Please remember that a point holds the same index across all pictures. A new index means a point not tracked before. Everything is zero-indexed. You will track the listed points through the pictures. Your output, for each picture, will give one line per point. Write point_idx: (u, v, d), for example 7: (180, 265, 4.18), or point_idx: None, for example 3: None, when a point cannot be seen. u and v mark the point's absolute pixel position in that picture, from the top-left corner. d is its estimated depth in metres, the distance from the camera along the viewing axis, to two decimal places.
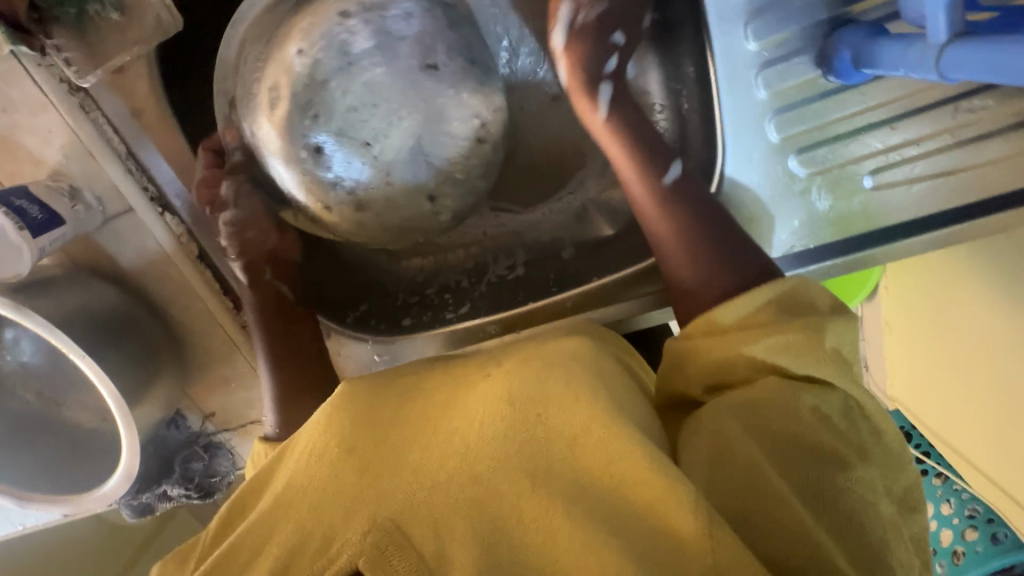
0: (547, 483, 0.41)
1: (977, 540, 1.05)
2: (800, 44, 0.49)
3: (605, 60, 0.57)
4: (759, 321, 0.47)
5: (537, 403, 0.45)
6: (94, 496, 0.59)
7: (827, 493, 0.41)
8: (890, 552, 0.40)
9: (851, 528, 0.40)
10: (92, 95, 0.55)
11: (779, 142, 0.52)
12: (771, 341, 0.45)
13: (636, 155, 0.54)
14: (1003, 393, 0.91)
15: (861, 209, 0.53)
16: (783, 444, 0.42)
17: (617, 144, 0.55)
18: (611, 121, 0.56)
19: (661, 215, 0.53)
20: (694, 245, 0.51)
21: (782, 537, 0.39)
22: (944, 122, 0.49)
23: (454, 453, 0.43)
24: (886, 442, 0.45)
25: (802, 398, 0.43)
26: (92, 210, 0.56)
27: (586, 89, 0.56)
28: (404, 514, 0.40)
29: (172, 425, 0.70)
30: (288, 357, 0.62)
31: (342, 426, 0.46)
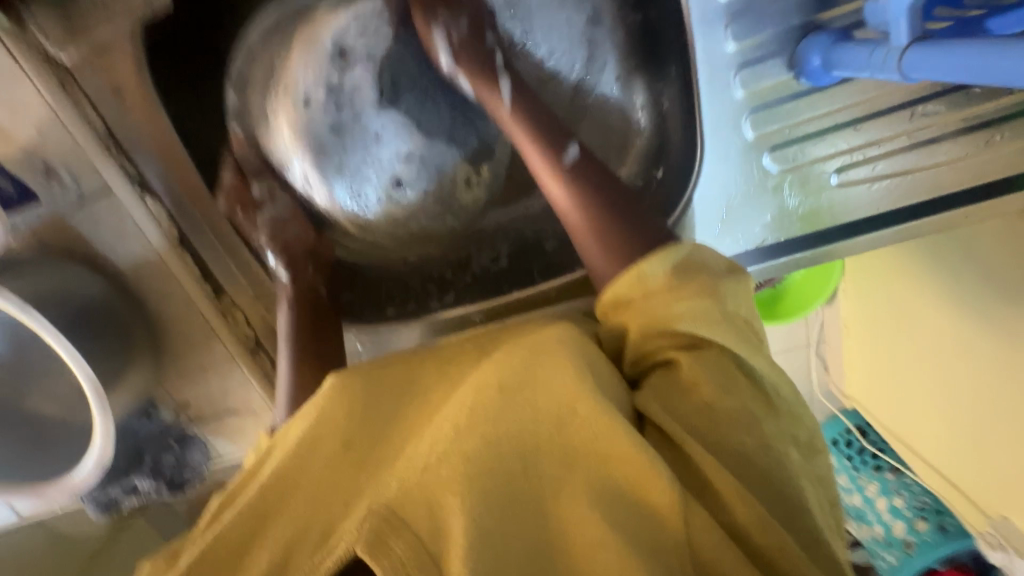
0: (542, 465, 0.42)
1: (928, 530, 1.11)
2: (773, 48, 0.52)
3: (491, 58, 0.61)
4: (663, 289, 0.48)
5: (525, 385, 0.44)
6: (62, 487, 0.57)
7: (750, 456, 0.43)
8: (800, 503, 0.42)
9: (790, 498, 0.42)
10: (71, 72, 0.53)
11: (753, 140, 0.55)
12: (675, 312, 0.46)
13: (541, 138, 0.58)
14: (950, 387, 0.99)
15: (828, 205, 0.56)
16: (700, 409, 0.44)
17: (522, 129, 0.59)
18: (515, 109, 0.60)
19: (569, 201, 0.56)
20: (600, 218, 0.55)
21: (719, 499, 0.41)
22: (901, 125, 0.53)
23: (444, 434, 0.43)
24: (788, 397, 0.47)
25: (715, 364, 0.45)
26: (67, 190, 0.55)
27: (486, 81, 0.60)
28: (397, 497, 0.41)
29: (143, 417, 0.67)
30: (300, 348, 0.63)
31: (335, 410, 0.47)
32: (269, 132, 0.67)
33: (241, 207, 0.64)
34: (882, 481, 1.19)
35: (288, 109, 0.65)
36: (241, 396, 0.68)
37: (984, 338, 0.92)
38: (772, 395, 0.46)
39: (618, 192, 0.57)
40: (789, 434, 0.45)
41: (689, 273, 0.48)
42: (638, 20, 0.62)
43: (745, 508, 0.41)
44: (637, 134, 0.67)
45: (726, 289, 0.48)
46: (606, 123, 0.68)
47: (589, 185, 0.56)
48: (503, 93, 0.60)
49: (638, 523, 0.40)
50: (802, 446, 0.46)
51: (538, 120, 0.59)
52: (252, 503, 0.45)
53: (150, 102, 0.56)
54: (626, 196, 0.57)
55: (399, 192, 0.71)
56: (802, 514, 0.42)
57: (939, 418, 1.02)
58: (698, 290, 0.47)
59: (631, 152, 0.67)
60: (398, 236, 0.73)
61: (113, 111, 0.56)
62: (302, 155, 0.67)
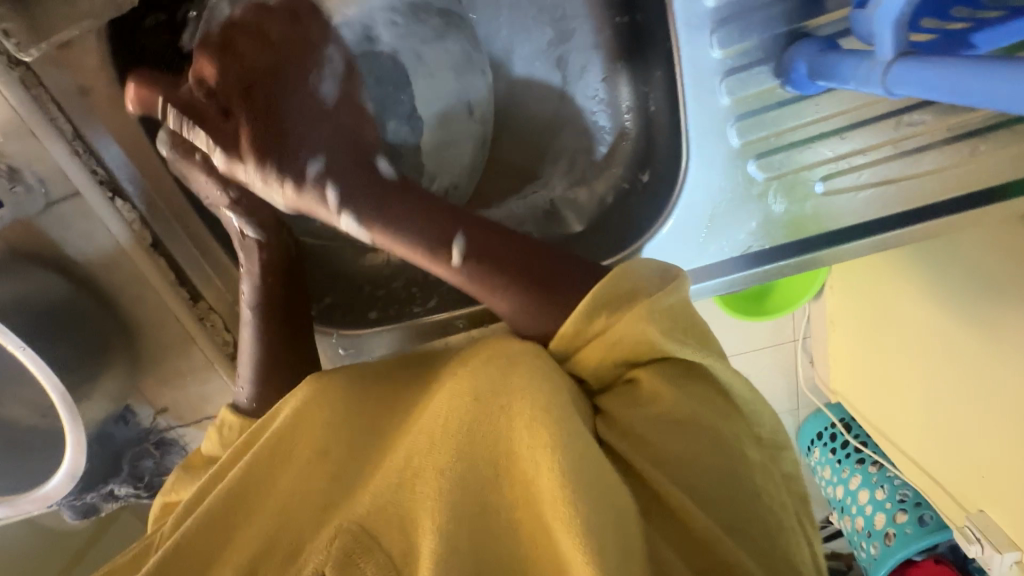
0: (513, 475, 0.41)
1: (907, 522, 1.13)
2: (761, 54, 0.51)
3: (308, 178, 0.51)
4: (601, 328, 0.43)
5: (500, 392, 0.43)
6: (35, 497, 0.56)
7: (700, 464, 0.42)
8: (763, 507, 0.42)
9: (745, 502, 0.41)
10: (33, 70, 0.51)
11: (739, 147, 0.54)
12: (623, 339, 0.42)
13: (422, 248, 0.49)
14: (934, 386, 0.99)
15: (812, 212, 0.56)
16: (650, 427, 0.42)
17: (398, 245, 0.50)
18: (374, 231, 0.50)
19: (472, 281, 0.48)
20: (509, 290, 0.47)
21: (668, 510, 0.41)
22: (887, 134, 0.53)
23: (420, 447, 0.43)
24: (743, 390, 0.44)
25: (665, 377, 0.43)
26: (32, 192, 0.52)
27: (305, 191, 0.51)
28: (369, 518, 0.42)
29: (120, 422, 0.66)
30: (272, 331, 0.58)
31: (315, 416, 0.47)
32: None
33: (204, 150, 0.53)
34: (865, 474, 1.21)
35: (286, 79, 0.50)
36: (220, 402, 0.67)
37: (966, 336, 0.93)
38: (727, 394, 0.44)
39: (528, 265, 0.47)
40: (747, 432, 0.44)
41: (617, 305, 0.43)
42: (627, 21, 0.61)
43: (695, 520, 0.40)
44: (624, 137, 0.65)
45: (669, 304, 0.43)
46: (589, 125, 0.67)
47: (493, 267, 0.47)
48: (346, 216, 0.51)
49: (604, 516, 0.38)
50: (762, 444, 0.44)
51: (397, 216, 0.50)
52: (218, 520, 0.46)
53: (119, 102, 0.55)
54: (539, 272, 0.47)
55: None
56: (762, 518, 0.41)
57: (924, 416, 1.03)
58: (637, 313, 0.42)
59: (617, 155, 0.66)
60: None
61: (81, 112, 0.54)
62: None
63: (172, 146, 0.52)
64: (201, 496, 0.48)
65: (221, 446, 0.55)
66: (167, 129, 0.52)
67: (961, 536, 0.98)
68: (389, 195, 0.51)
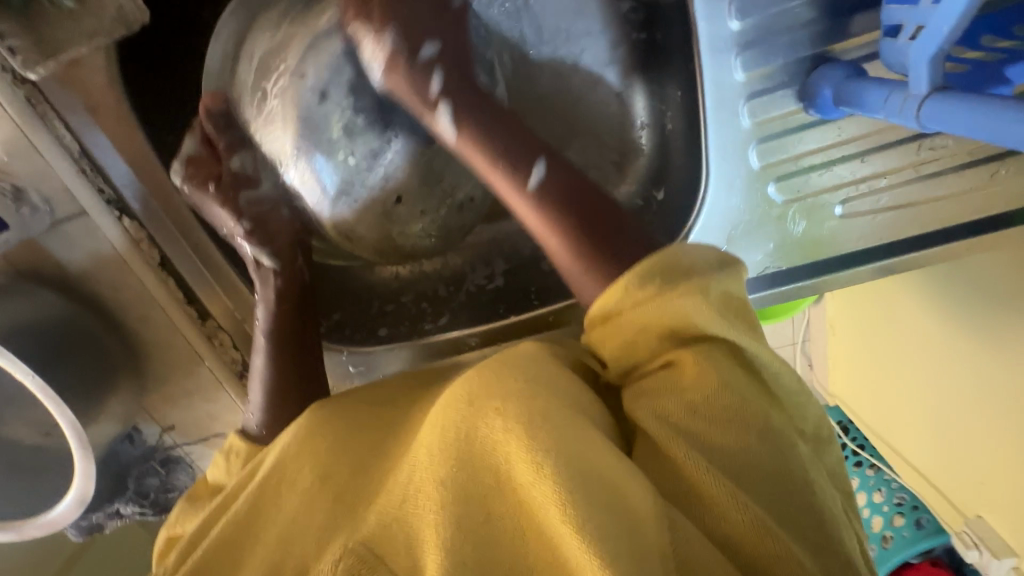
0: (514, 476, 0.36)
1: (904, 525, 1.12)
2: (784, 79, 0.51)
3: (427, 80, 0.50)
4: (650, 296, 0.40)
5: (494, 394, 0.39)
6: (41, 523, 0.55)
7: (745, 451, 0.37)
8: (812, 499, 0.38)
9: (785, 495, 0.37)
10: (40, 89, 0.50)
11: (759, 169, 0.54)
12: (669, 317, 0.39)
13: (502, 161, 0.49)
14: (935, 395, 0.99)
15: (830, 234, 0.55)
16: (691, 411, 0.38)
17: (482, 154, 0.50)
18: (464, 132, 0.50)
19: (529, 208, 0.47)
20: (563, 229, 0.46)
21: (701, 502, 0.36)
22: (908, 158, 0.52)
23: (421, 464, 0.39)
24: (786, 377, 0.42)
25: (710, 359, 0.39)
26: (38, 212, 0.51)
27: (416, 65, 0.50)
28: (376, 534, 0.38)
29: (126, 441, 0.65)
30: (281, 354, 0.58)
31: (322, 440, 0.46)
32: (263, 122, 0.57)
33: (217, 180, 0.56)
34: (862, 477, 1.21)
35: (292, 91, 0.56)
36: (228, 420, 0.66)
37: (967, 349, 0.91)
38: (769, 384, 0.41)
39: (579, 203, 0.46)
40: (792, 426, 0.40)
41: (672, 276, 0.40)
42: (644, 38, 0.61)
43: (732, 511, 0.35)
44: (638, 153, 0.64)
45: (714, 288, 0.41)
46: (601, 140, 0.66)
47: (551, 202, 0.46)
48: (444, 109, 0.50)
49: (617, 518, 0.34)
50: (805, 438, 0.41)
51: (500, 145, 0.49)
52: (223, 556, 0.43)
53: (127, 119, 0.54)
54: (590, 211, 0.46)
55: (395, 208, 0.61)
56: (810, 508, 0.37)
57: (927, 426, 1.03)
58: (689, 291, 0.40)
59: (632, 170, 0.65)
60: (384, 250, 0.65)
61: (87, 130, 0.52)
62: (293, 150, 0.57)
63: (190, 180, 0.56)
64: (207, 526, 0.46)
65: (227, 473, 0.53)
66: (188, 157, 0.56)
67: (960, 541, 0.98)
68: (505, 127, 0.50)
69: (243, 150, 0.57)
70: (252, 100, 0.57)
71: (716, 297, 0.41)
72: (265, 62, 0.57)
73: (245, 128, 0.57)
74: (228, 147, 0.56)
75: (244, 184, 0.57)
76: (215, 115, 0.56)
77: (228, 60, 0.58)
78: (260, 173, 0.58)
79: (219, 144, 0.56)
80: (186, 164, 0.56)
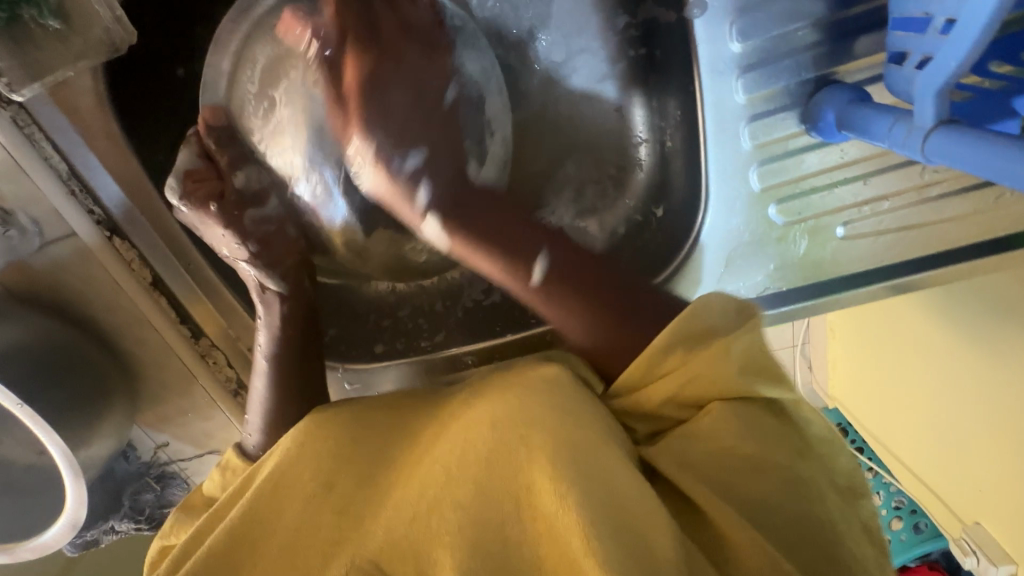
0: (535, 503, 0.37)
1: (902, 528, 1.11)
2: (786, 100, 0.50)
3: (412, 192, 0.53)
4: (675, 364, 0.40)
5: (522, 422, 0.40)
6: (34, 545, 0.56)
7: (774, 497, 0.37)
8: (850, 553, 0.36)
9: (816, 544, 0.36)
10: (27, 108, 0.48)
11: (760, 191, 0.53)
12: (693, 380, 0.40)
13: (505, 256, 0.49)
14: (937, 404, 0.98)
15: (832, 256, 0.54)
16: (717, 459, 0.38)
17: (481, 257, 0.51)
18: (452, 237, 0.52)
19: (541, 297, 0.47)
20: (575, 313, 0.46)
21: (729, 551, 0.36)
22: (910, 180, 0.52)
23: (435, 481, 0.40)
24: (812, 426, 0.41)
25: (736, 407, 0.39)
26: (26, 234, 0.50)
27: (400, 187, 0.54)
28: (384, 556, 0.39)
29: (121, 458, 0.64)
30: (288, 371, 0.56)
31: (323, 453, 0.45)
32: (268, 132, 0.56)
33: (220, 200, 0.53)
34: None
35: (304, 97, 0.54)
36: (224, 437, 0.66)
37: (971, 359, 0.90)
38: (799, 436, 0.40)
39: (597, 287, 0.46)
40: (821, 475, 0.39)
41: (693, 338, 0.40)
42: (644, 54, 0.59)
43: (760, 562, 0.34)
44: (637, 169, 0.63)
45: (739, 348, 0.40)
46: (598, 155, 0.65)
47: (566, 287, 0.46)
48: (431, 219, 0.53)
49: (628, 545, 0.34)
50: (841, 486, 0.39)
51: (490, 236, 0.50)
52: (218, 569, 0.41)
53: (115, 138, 0.53)
54: (607, 295, 0.45)
55: (405, 229, 0.61)
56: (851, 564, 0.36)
57: (928, 436, 1.02)
58: (713, 351, 0.40)
59: (630, 187, 0.64)
60: (392, 267, 0.67)
61: (76, 150, 0.51)
62: (302, 163, 0.56)
63: (188, 197, 0.52)
64: (203, 533, 0.45)
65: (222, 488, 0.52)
66: (185, 172, 0.53)
67: (956, 548, 0.98)
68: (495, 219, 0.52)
69: (247, 165, 0.56)
70: (256, 111, 0.55)
71: (743, 350, 0.41)
72: (271, 68, 0.55)
73: (245, 145, 0.56)
74: (231, 163, 0.55)
75: (249, 202, 0.56)
76: (216, 129, 0.55)
77: (228, 75, 0.55)
78: (265, 190, 0.57)
79: (220, 161, 0.55)
80: (183, 179, 0.53)
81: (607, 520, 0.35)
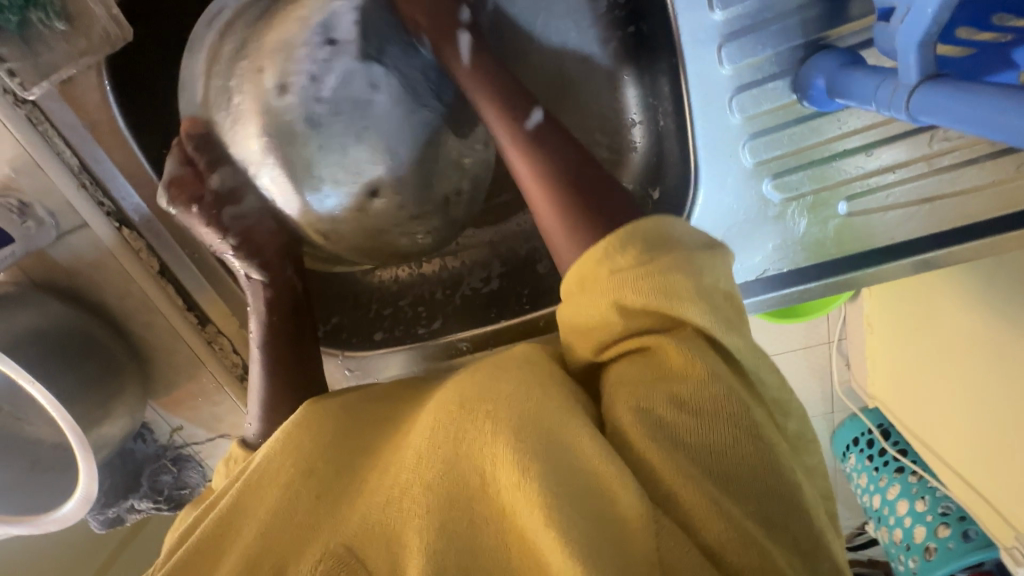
0: (500, 478, 0.35)
1: (950, 536, 1.04)
2: (775, 69, 0.47)
3: (455, 36, 0.55)
4: (628, 264, 0.39)
5: (487, 398, 0.39)
6: (54, 519, 0.59)
7: (730, 451, 0.36)
8: (799, 496, 0.36)
9: (775, 505, 0.35)
10: (40, 107, 0.52)
11: (753, 168, 0.51)
12: (647, 290, 0.38)
13: (505, 111, 0.52)
14: (965, 394, 0.90)
15: (835, 233, 0.52)
16: (677, 407, 0.37)
17: (496, 110, 0.52)
18: (479, 63, 0.54)
19: (535, 186, 0.48)
20: (563, 213, 0.45)
21: (689, 513, 0.34)
22: (920, 150, 0.48)
23: (407, 464, 0.38)
24: (766, 378, 0.40)
25: (694, 349, 0.38)
26: (44, 226, 0.54)
27: (450, 42, 0.55)
28: (359, 538, 0.37)
29: (138, 438, 0.68)
30: (283, 356, 0.58)
31: (299, 430, 0.44)
32: (228, 120, 0.57)
33: (202, 203, 0.56)
34: (905, 483, 1.11)
35: (254, 81, 0.56)
36: (232, 421, 0.68)
37: (1005, 348, 0.82)
38: (752, 382, 0.39)
39: (583, 188, 0.46)
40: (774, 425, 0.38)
41: (657, 246, 0.40)
42: (632, 31, 0.59)
43: (713, 518, 0.34)
44: (631, 150, 0.63)
45: (701, 266, 0.39)
46: (591, 136, 0.64)
47: (552, 178, 0.47)
48: (463, 58, 0.54)
49: (596, 519, 0.34)
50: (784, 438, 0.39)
51: (502, 90, 0.53)
52: (198, 561, 0.40)
53: (120, 133, 0.56)
54: (597, 197, 0.45)
55: (371, 202, 0.60)
56: (793, 505, 0.35)
57: (963, 434, 0.92)
58: (669, 265, 0.39)
59: (627, 169, 0.63)
60: (361, 245, 0.64)
61: (86, 146, 0.55)
62: (261, 146, 0.56)
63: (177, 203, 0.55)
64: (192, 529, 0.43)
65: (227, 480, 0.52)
66: (171, 179, 0.55)
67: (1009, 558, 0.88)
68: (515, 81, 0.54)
69: (223, 166, 0.57)
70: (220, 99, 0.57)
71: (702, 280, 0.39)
72: (217, 54, 0.56)
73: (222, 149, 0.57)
74: (209, 164, 0.56)
75: (228, 202, 0.57)
76: (194, 137, 0.56)
77: (202, 69, 0.57)
78: (242, 189, 0.58)
79: (201, 164, 0.56)
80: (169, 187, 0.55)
81: (575, 501, 0.34)
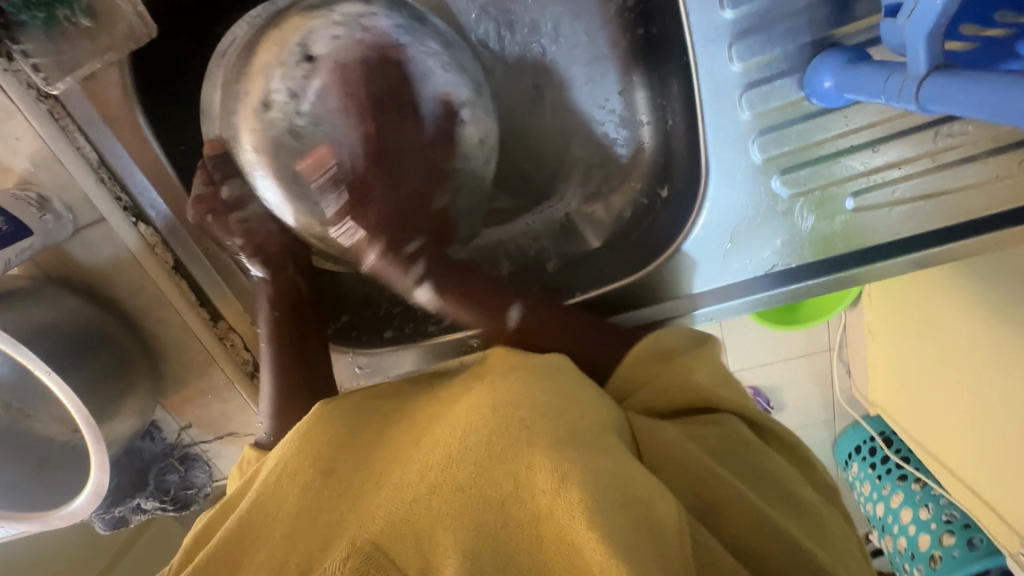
0: (536, 481, 0.35)
1: (954, 545, 1.03)
2: (784, 66, 0.49)
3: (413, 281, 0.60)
4: (659, 359, 0.49)
5: (520, 405, 0.39)
6: (64, 514, 0.59)
7: (759, 475, 0.42)
8: (814, 521, 0.42)
9: (804, 527, 0.40)
10: (61, 102, 0.53)
11: (763, 163, 0.52)
12: (680, 372, 0.48)
13: (475, 308, 0.57)
14: (968, 395, 0.91)
15: (842, 229, 0.53)
16: (713, 442, 0.43)
17: (456, 306, 0.58)
18: (443, 293, 0.60)
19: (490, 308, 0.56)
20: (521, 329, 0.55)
21: (727, 520, 0.38)
22: (925, 147, 0.50)
23: (434, 462, 0.38)
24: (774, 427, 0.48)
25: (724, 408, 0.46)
26: (62, 220, 0.54)
27: (408, 274, 0.61)
28: (386, 535, 0.37)
29: (147, 436, 0.68)
30: (299, 355, 0.60)
31: (324, 435, 0.44)
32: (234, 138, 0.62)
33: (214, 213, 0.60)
34: (908, 491, 1.10)
35: (247, 104, 0.60)
36: (241, 420, 0.68)
37: (1004, 347, 0.83)
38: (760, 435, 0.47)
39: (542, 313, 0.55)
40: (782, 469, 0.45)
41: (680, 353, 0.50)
42: (642, 33, 0.60)
43: (753, 527, 0.37)
44: (639, 151, 0.64)
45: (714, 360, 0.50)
46: (601, 137, 0.66)
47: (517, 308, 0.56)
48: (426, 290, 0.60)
49: (636, 524, 0.34)
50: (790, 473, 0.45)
51: (467, 297, 0.58)
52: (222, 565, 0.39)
53: (139, 128, 0.57)
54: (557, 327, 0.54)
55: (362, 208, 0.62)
56: (810, 522, 0.41)
57: (967, 436, 0.93)
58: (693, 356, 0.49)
59: (637, 169, 0.64)
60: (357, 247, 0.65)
61: (104, 139, 0.55)
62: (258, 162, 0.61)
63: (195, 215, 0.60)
64: (213, 528, 0.43)
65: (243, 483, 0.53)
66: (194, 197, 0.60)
67: None
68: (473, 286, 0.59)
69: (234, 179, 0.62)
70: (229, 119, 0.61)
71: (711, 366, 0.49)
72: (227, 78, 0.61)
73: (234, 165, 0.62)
74: (223, 177, 0.62)
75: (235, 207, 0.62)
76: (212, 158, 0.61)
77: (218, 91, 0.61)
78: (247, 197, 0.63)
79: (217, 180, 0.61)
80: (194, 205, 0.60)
81: (607, 498, 0.34)
